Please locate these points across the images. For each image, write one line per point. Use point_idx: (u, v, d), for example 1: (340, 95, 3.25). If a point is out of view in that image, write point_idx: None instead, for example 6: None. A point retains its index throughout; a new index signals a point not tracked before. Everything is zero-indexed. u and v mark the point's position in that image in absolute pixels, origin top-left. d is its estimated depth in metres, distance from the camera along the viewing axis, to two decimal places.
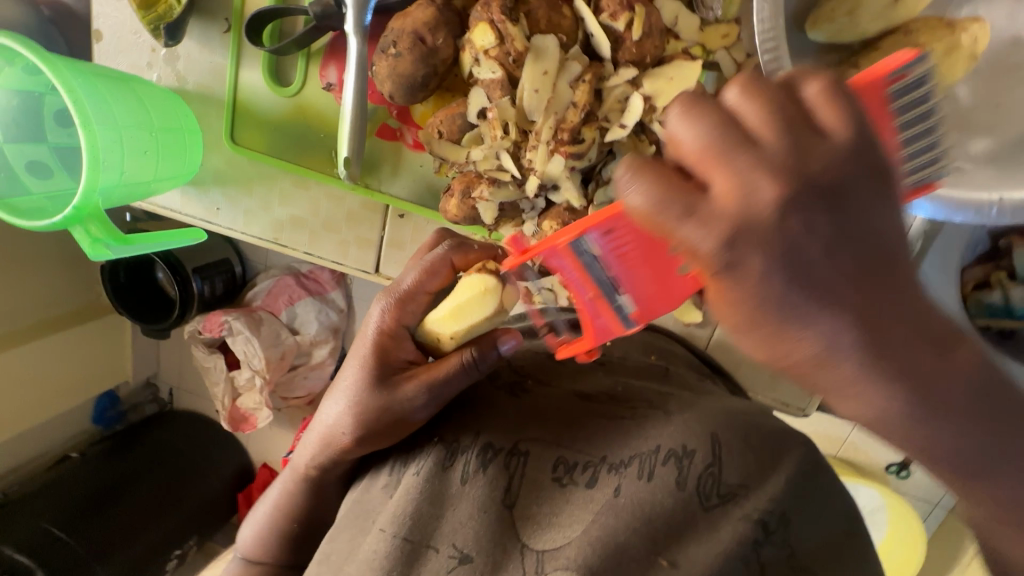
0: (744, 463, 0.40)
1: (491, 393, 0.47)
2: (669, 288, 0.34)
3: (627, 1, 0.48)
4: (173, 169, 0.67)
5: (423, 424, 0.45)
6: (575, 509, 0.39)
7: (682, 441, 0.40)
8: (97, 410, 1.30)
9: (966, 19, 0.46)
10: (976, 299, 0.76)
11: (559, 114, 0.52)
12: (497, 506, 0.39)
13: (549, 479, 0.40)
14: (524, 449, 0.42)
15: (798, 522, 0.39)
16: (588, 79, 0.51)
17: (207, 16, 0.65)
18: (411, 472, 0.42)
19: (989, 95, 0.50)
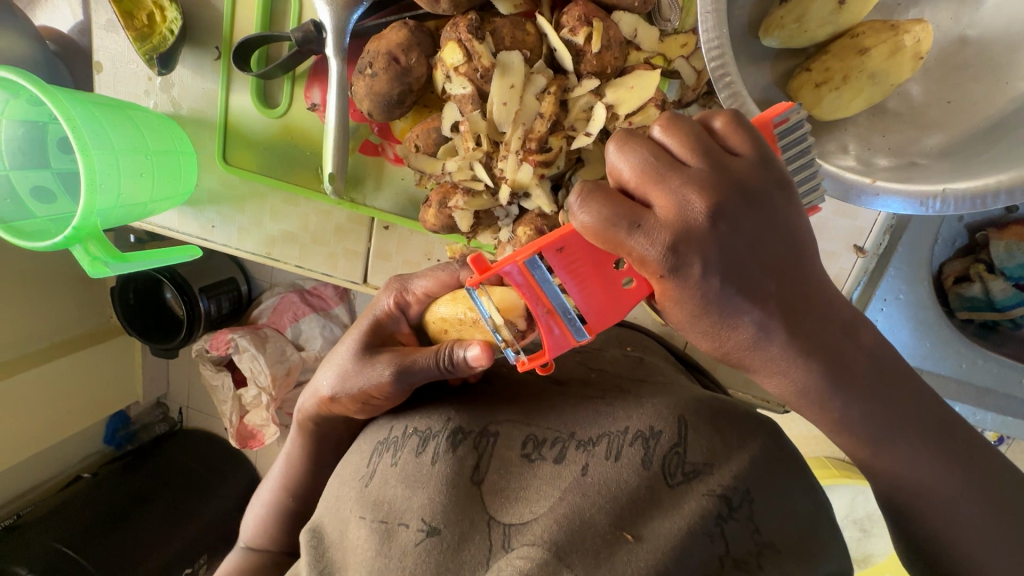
0: (710, 443, 0.42)
1: (471, 388, 0.50)
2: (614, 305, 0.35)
3: (585, 16, 0.51)
4: (169, 189, 0.70)
5: (401, 414, 0.48)
6: (543, 483, 0.41)
7: (650, 423, 0.43)
8: (108, 431, 1.34)
9: (909, 21, 0.48)
10: (958, 292, 0.76)
11: (527, 125, 0.55)
12: (466, 482, 0.41)
13: (517, 456, 0.43)
14: (493, 431, 0.44)
15: (760, 498, 0.41)
16: (553, 91, 0.54)
17: (200, 45, 0.69)
18: (389, 457, 0.45)
19: (941, 92, 0.52)
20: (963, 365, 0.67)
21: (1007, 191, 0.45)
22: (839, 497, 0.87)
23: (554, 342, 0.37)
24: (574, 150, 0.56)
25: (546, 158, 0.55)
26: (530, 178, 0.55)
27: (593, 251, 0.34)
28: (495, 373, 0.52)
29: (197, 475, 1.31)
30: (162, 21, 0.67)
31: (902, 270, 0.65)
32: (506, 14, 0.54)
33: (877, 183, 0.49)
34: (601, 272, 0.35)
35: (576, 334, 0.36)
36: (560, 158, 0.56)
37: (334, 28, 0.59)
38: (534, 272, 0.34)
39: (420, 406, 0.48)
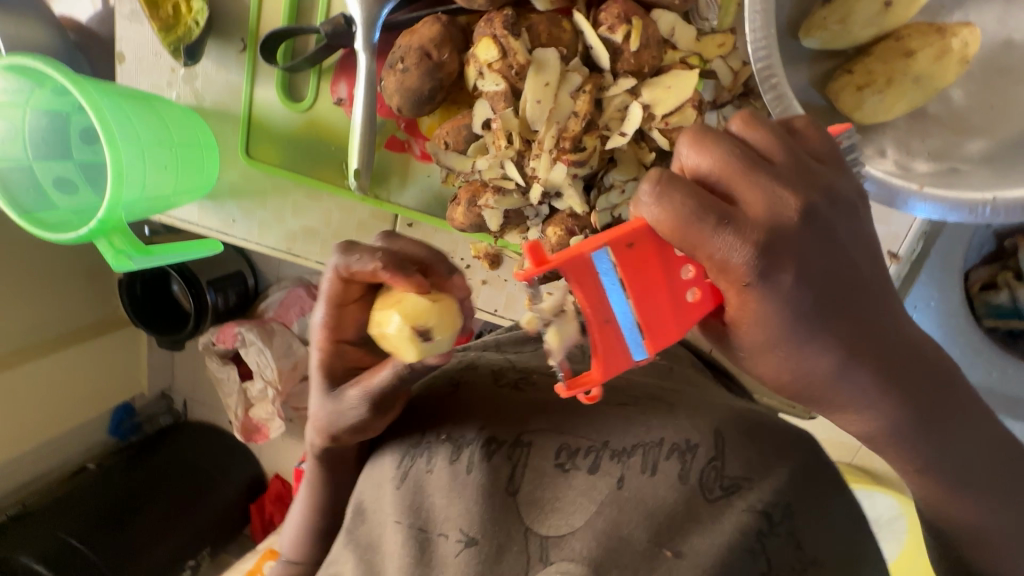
0: (748, 456, 0.41)
1: (493, 393, 0.49)
2: (677, 312, 0.31)
3: (624, 14, 0.50)
4: (192, 183, 0.70)
5: (431, 420, 0.47)
6: (578, 496, 0.40)
7: (687, 436, 0.42)
8: (113, 422, 1.32)
9: (955, 24, 0.48)
10: (983, 300, 0.77)
11: (561, 124, 0.54)
12: (501, 491, 0.40)
13: (552, 466, 0.42)
14: (527, 441, 0.43)
15: (802, 512, 0.40)
16: (589, 89, 0.53)
17: (225, 37, 0.68)
18: (422, 463, 0.44)
19: (984, 97, 0.51)
20: (994, 373, 0.65)
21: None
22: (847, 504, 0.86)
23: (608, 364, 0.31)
24: (607, 150, 0.55)
25: (579, 157, 0.54)
26: (563, 177, 0.54)
27: (661, 251, 0.31)
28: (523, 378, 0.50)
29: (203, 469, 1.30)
30: (186, 12, 0.66)
31: (934, 277, 0.64)
32: (543, 10, 0.53)
33: (924, 187, 0.48)
34: (665, 279, 0.31)
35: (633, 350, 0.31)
36: (595, 158, 0.55)
37: (365, 21, 0.58)
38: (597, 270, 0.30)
39: (451, 410, 0.47)
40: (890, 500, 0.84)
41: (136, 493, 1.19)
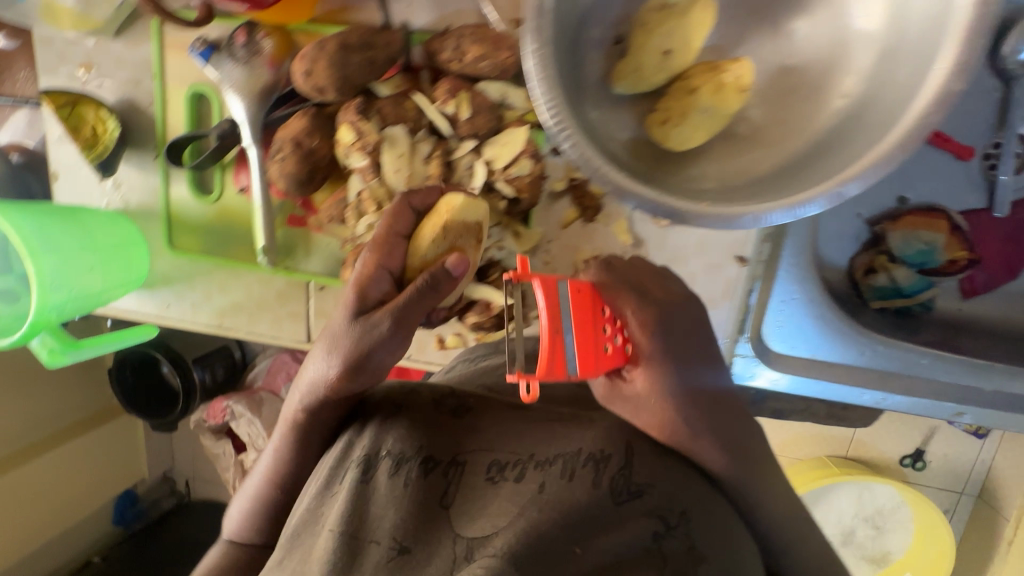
0: (652, 468, 0.50)
1: (436, 416, 0.55)
2: (592, 358, 0.51)
3: (451, 89, 0.59)
4: (124, 277, 0.78)
5: (364, 441, 0.53)
6: (500, 499, 0.48)
7: (601, 447, 0.50)
8: (117, 510, 1.34)
9: (728, 61, 0.56)
10: (869, 283, 0.83)
11: (420, 186, 0.62)
12: (434, 505, 0.49)
13: (483, 479, 0.50)
14: (462, 460, 0.51)
15: (698, 517, 0.48)
16: (438, 155, 0.61)
17: (141, 147, 0.77)
18: (359, 478, 0.50)
19: (777, 114, 0.59)
20: (863, 352, 0.70)
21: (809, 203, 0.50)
22: (848, 494, 0.99)
23: (550, 369, 0.47)
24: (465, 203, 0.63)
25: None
26: None
27: (589, 309, 0.52)
28: (461, 407, 0.56)
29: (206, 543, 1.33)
30: (103, 133, 0.75)
31: (793, 274, 0.69)
32: (387, 94, 0.61)
33: (708, 205, 0.52)
34: (595, 330, 0.52)
35: (568, 369, 0.48)
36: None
37: (250, 124, 0.68)
38: (560, 291, 0.50)
39: (383, 429, 0.53)
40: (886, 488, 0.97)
41: None
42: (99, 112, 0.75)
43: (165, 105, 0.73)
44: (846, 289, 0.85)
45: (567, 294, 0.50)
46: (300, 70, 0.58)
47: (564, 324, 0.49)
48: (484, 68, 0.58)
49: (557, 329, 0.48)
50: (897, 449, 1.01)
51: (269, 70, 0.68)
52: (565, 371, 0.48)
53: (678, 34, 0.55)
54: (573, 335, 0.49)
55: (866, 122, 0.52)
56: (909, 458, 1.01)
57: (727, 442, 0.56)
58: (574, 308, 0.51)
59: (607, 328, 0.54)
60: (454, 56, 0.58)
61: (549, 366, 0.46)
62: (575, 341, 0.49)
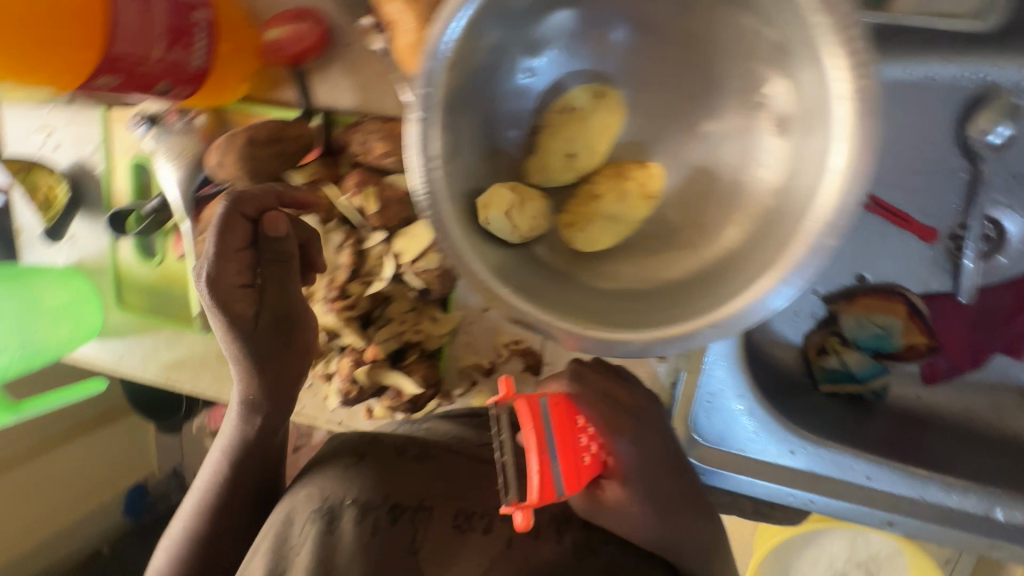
0: (603, 536, 0.60)
1: (404, 465, 0.62)
2: (579, 470, 0.49)
3: (359, 184, 0.58)
4: (73, 333, 0.80)
5: (336, 487, 0.60)
6: (471, 549, 0.57)
7: (562, 510, 0.61)
8: (130, 499, 1.39)
9: (633, 165, 0.53)
10: (820, 365, 0.79)
11: (332, 273, 0.62)
12: (411, 552, 0.57)
13: (452, 527, 0.59)
14: (429, 506, 0.60)
15: (629, 570, 0.58)
16: (348, 245, 0.61)
17: (92, 208, 0.80)
18: (326, 524, 0.58)
19: (692, 215, 0.56)
20: (788, 451, 0.67)
21: (676, 340, 0.46)
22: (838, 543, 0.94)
23: (537, 493, 0.45)
24: (375, 292, 0.62)
25: (346, 304, 0.62)
26: (338, 322, 0.62)
27: (569, 421, 0.50)
28: (424, 452, 0.64)
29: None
30: (54, 198, 0.78)
31: (719, 366, 0.66)
32: (301, 182, 0.61)
33: (587, 326, 0.48)
34: (573, 445, 0.50)
35: (557, 490, 0.46)
36: (364, 300, 0.62)
37: (182, 199, 0.69)
38: (544, 406, 0.48)
39: (354, 476, 0.61)
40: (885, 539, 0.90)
41: None
42: (49, 177, 0.77)
43: (110, 171, 0.76)
44: (800, 370, 0.81)
45: (547, 413, 0.48)
46: (213, 160, 0.59)
47: (552, 445, 0.47)
48: (389, 163, 0.58)
49: (548, 454, 0.46)
50: None
51: (202, 146, 0.70)
52: (556, 492, 0.46)
53: (581, 140, 0.53)
54: (556, 453, 0.47)
55: (749, 258, 0.48)
56: None
57: (680, 527, 0.56)
58: (560, 429, 0.48)
59: (588, 439, 0.52)
60: (361, 150, 0.58)
61: (539, 495, 0.45)
62: (559, 455, 0.47)
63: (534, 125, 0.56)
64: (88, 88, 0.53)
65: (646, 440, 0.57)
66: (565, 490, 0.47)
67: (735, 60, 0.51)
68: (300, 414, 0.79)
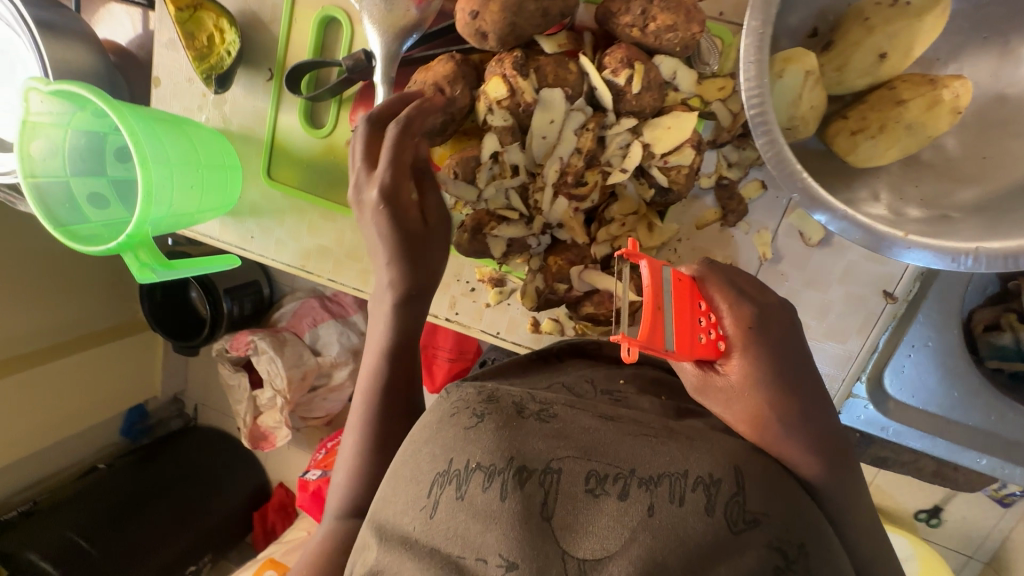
0: (765, 495, 0.42)
1: (521, 425, 0.45)
2: (686, 337, 0.46)
3: (627, 59, 0.53)
4: (216, 201, 0.73)
5: (455, 446, 0.44)
6: (609, 521, 0.39)
7: (710, 470, 0.41)
8: (126, 423, 1.35)
9: (947, 77, 0.49)
10: (987, 341, 0.76)
11: (564, 159, 0.57)
12: (537, 519, 0.40)
13: (583, 491, 0.41)
14: (557, 467, 0.42)
15: (815, 553, 0.42)
16: (591, 128, 0.56)
17: (254, 67, 0.72)
18: (452, 491, 0.42)
19: (977, 147, 0.53)
20: (986, 417, 0.65)
21: None
22: None
23: (650, 337, 0.42)
24: (608, 184, 0.58)
25: (578, 195, 0.58)
26: (565, 211, 0.59)
27: (685, 294, 0.48)
28: (545, 409, 0.46)
29: (206, 469, 1.31)
30: (220, 43, 0.71)
31: (932, 318, 0.64)
32: (550, 52, 0.56)
33: (909, 235, 0.46)
34: (688, 315, 0.47)
35: (666, 341, 0.43)
36: (595, 194, 0.58)
37: (385, 58, 0.62)
38: (666, 271, 0.47)
39: (470, 437, 0.44)
40: (899, 538, 0.95)
41: (142, 496, 1.20)
42: (219, 21, 0.70)
43: (290, 25, 0.69)
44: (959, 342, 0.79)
45: (667, 277, 0.47)
46: (468, 9, 0.53)
47: (667, 303, 0.45)
48: (668, 40, 0.53)
49: (662, 307, 0.44)
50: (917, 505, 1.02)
51: (414, 11, 0.62)
52: (665, 342, 0.43)
53: (902, 37, 0.49)
54: (673, 307, 0.45)
55: None
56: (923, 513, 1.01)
57: (828, 440, 0.49)
58: (675, 296, 0.46)
59: (703, 319, 0.49)
60: (637, 22, 0.53)
61: (649, 336, 0.42)
62: (673, 314, 0.45)
63: (816, 26, 0.54)
64: None
65: (772, 339, 0.50)
66: (673, 345, 0.44)
67: None
68: (454, 320, 0.74)
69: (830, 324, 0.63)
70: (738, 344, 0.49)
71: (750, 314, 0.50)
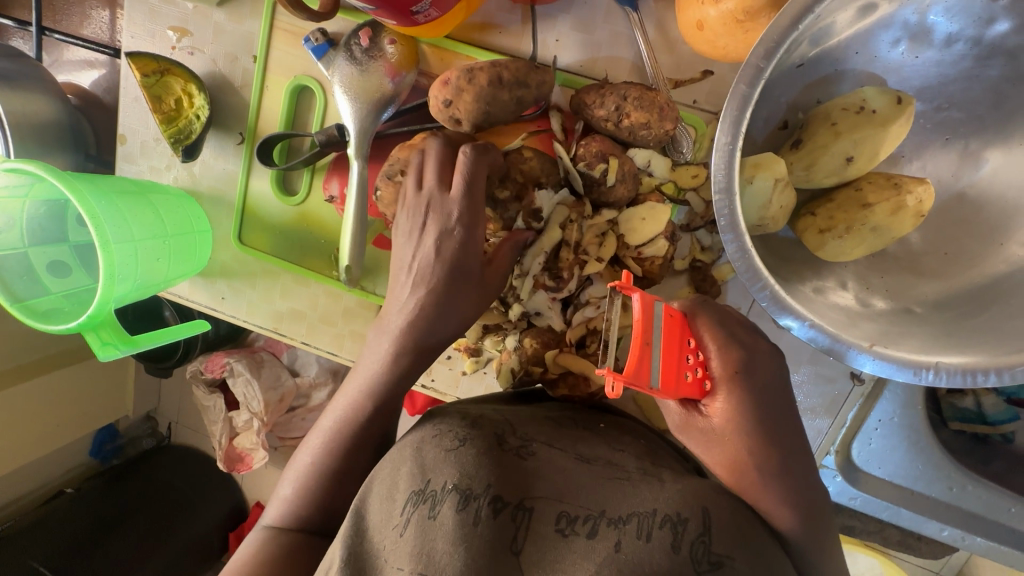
0: (732, 539, 0.42)
1: (501, 456, 0.46)
2: (672, 375, 0.47)
3: (602, 153, 0.53)
4: (184, 266, 0.71)
5: (434, 465, 0.44)
6: (577, 560, 0.39)
7: (678, 508, 0.42)
8: (95, 444, 1.28)
9: (911, 180, 0.51)
10: (950, 402, 0.78)
11: (553, 250, 0.57)
12: (505, 551, 0.40)
13: (552, 531, 0.41)
14: (530, 505, 0.43)
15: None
16: (575, 221, 0.56)
17: (224, 129, 0.71)
18: (425, 510, 0.42)
19: (940, 243, 0.54)
20: (948, 488, 0.66)
21: (999, 372, 0.44)
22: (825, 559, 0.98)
23: (639, 375, 0.43)
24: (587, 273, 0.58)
25: (555, 285, 0.58)
26: (546, 302, 0.60)
27: (677, 333, 0.48)
28: (525, 446, 0.48)
29: (180, 493, 1.24)
30: (189, 107, 0.69)
31: (897, 395, 0.65)
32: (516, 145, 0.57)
33: (874, 345, 0.47)
34: (677, 354, 0.48)
35: (653, 383, 0.44)
36: (572, 283, 0.58)
37: (359, 131, 0.61)
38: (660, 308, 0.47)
39: (449, 459, 0.45)
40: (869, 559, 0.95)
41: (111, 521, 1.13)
42: (187, 85, 0.68)
43: (262, 90, 0.67)
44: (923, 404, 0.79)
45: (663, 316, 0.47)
46: (441, 97, 0.54)
47: (658, 336, 0.45)
48: (642, 136, 0.53)
49: (651, 343, 0.44)
50: None
51: (388, 83, 0.61)
52: (651, 383, 0.44)
53: (868, 142, 0.50)
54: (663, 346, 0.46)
55: None
56: None
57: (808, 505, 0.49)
58: (666, 332, 0.47)
59: (691, 357, 0.50)
60: (611, 116, 0.53)
61: (636, 372, 0.43)
62: (663, 353, 0.46)
63: (786, 119, 0.54)
64: (404, 19, 0.52)
65: (758, 384, 0.50)
66: (658, 386, 0.45)
67: None
68: (429, 387, 0.73)
69: (800, 402, 0.64)
70: (722, 387, 0.50)
71: (736, 359, 0.50)
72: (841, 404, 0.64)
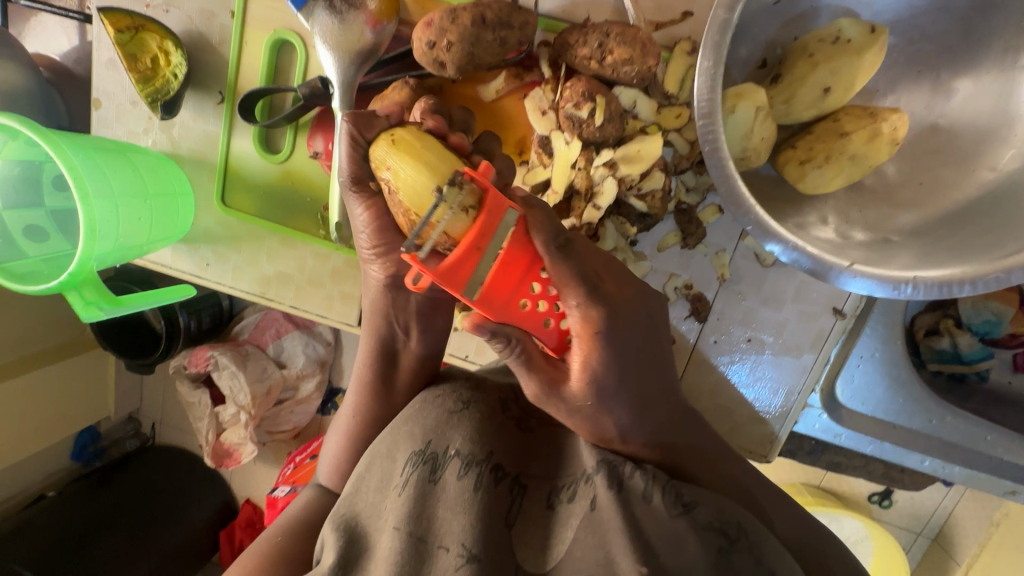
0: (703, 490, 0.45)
1: (503, 424, 0.51)
2: (505, 279, 0.40)
3: (588, 92, 0.54)
4: (165, 229, 0.70)
5: (438, 429, 0.49)
6: (562, 528, 0.44)
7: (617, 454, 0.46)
8: (75, 446, 1.21)
9: (886, 110, 0.53)
10: (928, 345, 0.77)
11: (568, 199, 0.60)
12: (501, 522, 0.45)
13: (543, 506, 0.47)
14: (524, 482, 0.48)
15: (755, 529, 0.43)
16: (581, 167, 0.58)
17: (203, 88, 0.70)
18: (426, 472, 0.47)
19: (916, 173, 0.56)
20: (927, 421, 0.69)
21: (972, 281, 0.46)
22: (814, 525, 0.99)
23: (449, 272, 0.38)
24: (586, 222, 0.59)
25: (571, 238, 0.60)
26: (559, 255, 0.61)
27: (528, 257, 0.41)
28: (525, 418, 0.53)
29: (167, 492, 1.19)
30: (165, 65, 0.67)
31: (877, 333, 0.67)
32: (489, 98, 0.61)
33: (854, 264, 0.49)
34: (519, 281, 0.41)
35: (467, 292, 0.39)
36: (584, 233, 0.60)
37: (340, 82, 0.60)
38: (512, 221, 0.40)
39: (452, 422, 0.49)
40: (856, 522, 0.97)
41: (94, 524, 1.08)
42: (164, 42, 0.67)
43: (241, 46, 0.66)
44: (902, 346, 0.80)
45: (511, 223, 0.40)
46: (425, 39, 0.54)
47: (497, 239, 0.39)
48: (625, 73, 0.54)
49: (483, 252, 0.38)
50: (867, 487, 1.05)
51: (368, 33, 0.60)
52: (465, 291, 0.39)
53: (845, 72, 0.51)
54: (497, 259, 0.39)
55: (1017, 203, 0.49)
56: (877, 495, 1.04)
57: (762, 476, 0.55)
58: (513, 242, 0.40)
59: (537, 283, 0.43)
60: (594, 54, 0.54)
61: (448, 271, 0.37)
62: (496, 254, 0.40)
63: (765, 57, 0.55)
64: None
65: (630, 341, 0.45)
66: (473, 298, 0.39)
67: (1013, 17, 0.51)
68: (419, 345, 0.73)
69: (783, 339, 0.66)
70: (581, 344, 0.43)
71: (596, 317, 0.42)
72: (827, 341, 0.65)
